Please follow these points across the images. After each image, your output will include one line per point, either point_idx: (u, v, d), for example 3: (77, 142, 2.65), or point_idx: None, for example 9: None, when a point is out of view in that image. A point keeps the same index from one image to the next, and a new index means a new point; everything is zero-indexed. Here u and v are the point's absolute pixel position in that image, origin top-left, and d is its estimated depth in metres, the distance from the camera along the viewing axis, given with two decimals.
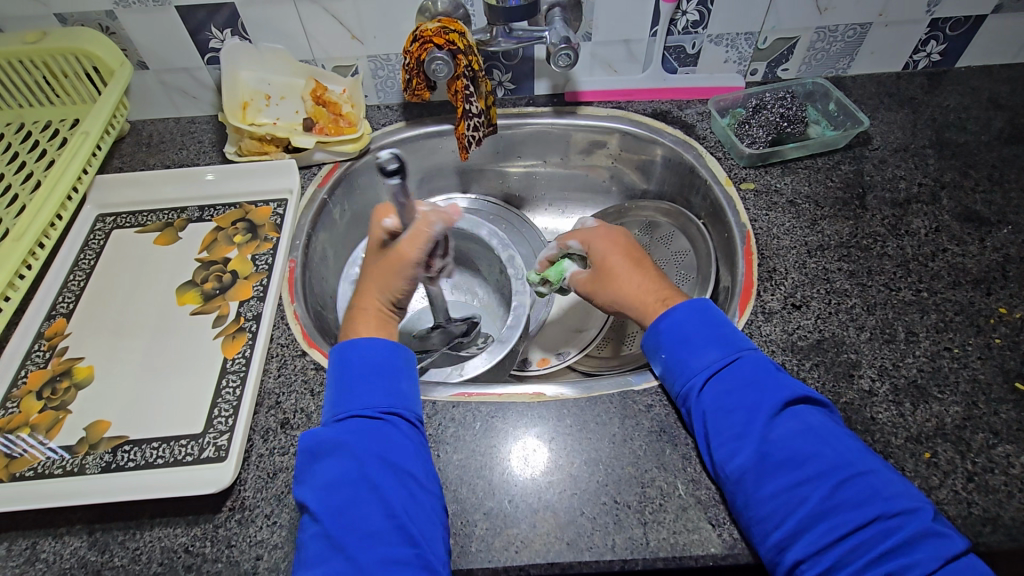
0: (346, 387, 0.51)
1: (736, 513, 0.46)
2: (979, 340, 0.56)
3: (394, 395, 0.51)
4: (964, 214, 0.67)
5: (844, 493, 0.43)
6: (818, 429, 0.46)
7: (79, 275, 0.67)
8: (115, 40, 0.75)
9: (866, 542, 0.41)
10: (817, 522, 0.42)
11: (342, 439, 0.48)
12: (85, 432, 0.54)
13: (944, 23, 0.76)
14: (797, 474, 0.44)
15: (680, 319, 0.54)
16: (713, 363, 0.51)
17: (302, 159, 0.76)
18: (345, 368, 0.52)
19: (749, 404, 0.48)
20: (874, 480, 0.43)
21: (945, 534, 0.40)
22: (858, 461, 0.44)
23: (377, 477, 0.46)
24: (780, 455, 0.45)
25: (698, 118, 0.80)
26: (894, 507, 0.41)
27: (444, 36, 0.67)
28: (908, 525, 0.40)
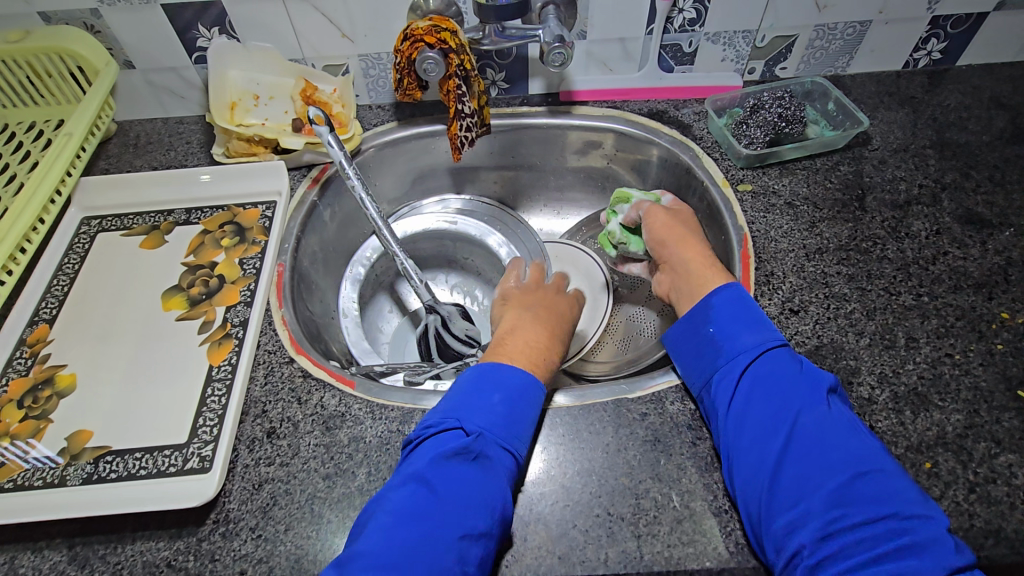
0: (508, 413, 0.49)
1: (742, 499, 0.45)
2: (980, 346, 0.55)
3: (496, 415, 0.49)
4: (965, 216, 0.65)
5: (861, 486, 0.41)
6: (848, 424, 0.45)
7: (63, 280, 0.65)
8: (100, 40, 0.74)
9: (873, 537, 0.39)
10: (830, 509, 0.41)
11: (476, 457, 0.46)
12: (66, 442, 0.53)
13: (945, 20, 0.75)
14: (818, 462, 0.43)
15: (724, 305, 0.54)
16: (753, 348, 0.51)
17: (291, 161, 0.74)
18: (480, 381, 0.51)
19: (780, 391, 0.47)
20: (890, 479, 0.42)
21: (957, 545, 0.39)
22: (878, 458, 0.43)
23: (443, 487, 0.44)
24: (805, 441, 0.44)
25: (695, 118, 0.78)
26: (909, 508, 0.40)
27: (436, 34, 0.66)
28: (918, 529, 0.39)
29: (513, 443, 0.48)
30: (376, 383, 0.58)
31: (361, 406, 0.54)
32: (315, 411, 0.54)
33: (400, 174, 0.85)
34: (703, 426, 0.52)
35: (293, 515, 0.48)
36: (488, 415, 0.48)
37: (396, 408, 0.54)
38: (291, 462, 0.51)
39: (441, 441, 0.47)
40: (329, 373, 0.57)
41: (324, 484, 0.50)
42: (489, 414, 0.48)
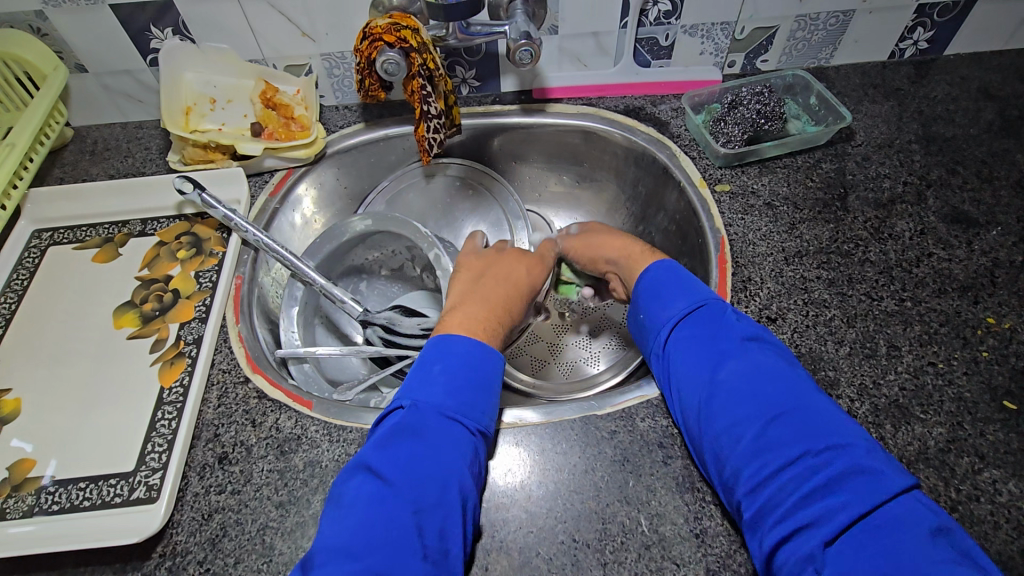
0: (450, 383, 0.47)
1: (698, 457, 0.46)
2: (965, 353, 0.53)
3: (458, 392, 0.46)
4: (950, 215, 0.63)
5: (777, 432, 0.41)
6: (766, 367, 0.45)
7: (10, 298, 0.63)
8: (47, 43, 0.70)
9: (794, 480, 0.40)
10: (758, 459, 0.41)
11: (424, 432, 0.43)
12: (7, 472, 0.51)
13: (931, 8, 0.72)
14: (738, 413, 0.43)
15: (651, 278, 0.55)
16: (679, 312, 0.51)
17: (251, 167, 0.71)
18: (439, 355, 0.49)
19: (703, 350, 0.48)
20: (810, 417, 0.42)
21: (877, 472, 0.38)
22: (797, 400, 0.43)
23: (414, 469, 0.41)
24: (725, 394, 0.45)
25: (673, 115, 0.75)
26: (825, 443, 0.40)
27: (396, 33, 0.62)
28: (836, 461, 0.39)
29: (466, 415, 0.45)
30: (336, 402, 0.56)
31: (318, 428, 0.52)
32: (269, 435, 0.52)
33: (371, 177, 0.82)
34: (674, 444, 0.50)
35: (243, 547, 0.46)
36: (427, 387, 0.46)
37: (355, 429, 0.52)
38: (242, 489, 0.49)
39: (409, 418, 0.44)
40: (287, 393, 0.55)
41: (277, 514, 0.47)
42: (428, 386, 0.46)
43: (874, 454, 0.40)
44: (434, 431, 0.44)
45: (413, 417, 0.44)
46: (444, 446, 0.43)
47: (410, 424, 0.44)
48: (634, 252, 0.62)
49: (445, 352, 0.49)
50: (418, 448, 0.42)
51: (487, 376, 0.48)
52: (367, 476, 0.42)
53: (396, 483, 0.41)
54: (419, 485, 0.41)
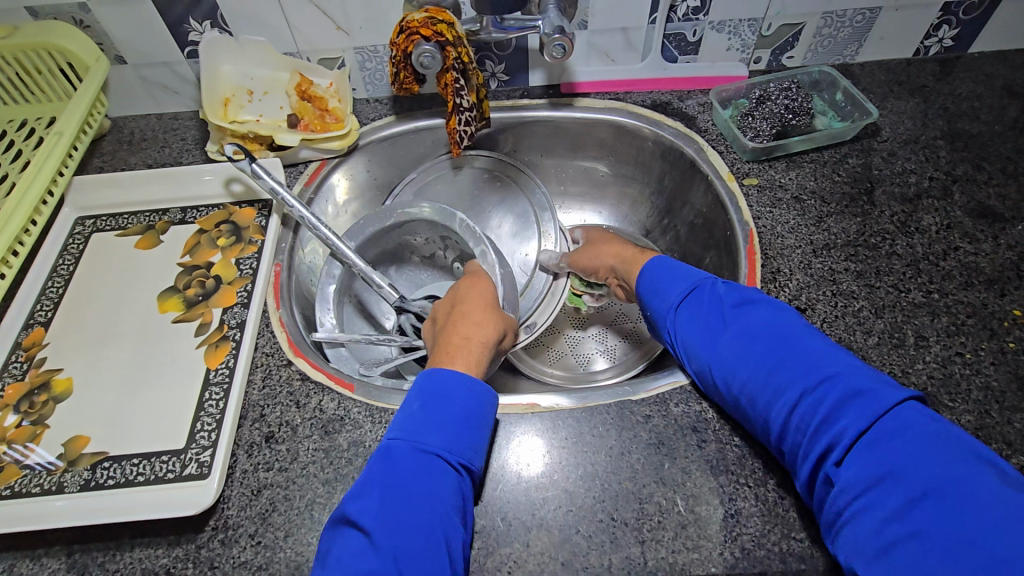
0: (427, 417, 0.46)
1: (736, 415, 0.50)
2: (992, 344, 0.54)
3: (437, 432, 0.46)
4: (976, 210, 0.64)
5: (777, 378, 0.45)
6: (755, 326, 0.48)
7: (57, 282, 0.64)
8: (90, 34, 0.72)
9: (802, 420, 0.43)
10: (772, 409, 0.45)
11: (400, 475, 0.43)
12: (63, 448, 0.53)
13: (958, 6, 0.73)
14: (742, 371, 0.47)
15: (648, 270, 0.59)
16: (678, 295, 0.55)
17: (287, 157, 0.73)
18: (421, 393, 0.48)
19: (704, 322, 0.51)
20: (803, 359, 0.45)
21: (870, 391, 0.41)
22: (787, 345, 0.46)
23: (397, 516, 0.41)
24: (727, 359, 0.48)
25: (699, 110, 0.76)
26: (817, 377, 0.43)
27: (432, 27, 0.64)
28: (832, 391, 0.42)
29: (445, 449, 0.45)
30: (376, 385, 0.57)
31: (360, 410, 0.53)
32: (313, 416, 0.53)
33: (400, 169, 0.83)
34: (708, 428, 0.51)
35: (293, 521, 0.48)
36: (405, 428, 0.46)
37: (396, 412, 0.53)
38: (290, 467, 0.50)
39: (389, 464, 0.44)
40: (328, 375, 0.56)
41: (324, 490, 0.49)
42: (411, 426, 0.46)
43: (867, 377, 0.43)
44: (414, 474, 0.43)
45: (387, 460, 0.44)
46: (423, 484, 0.43)
47: (384, 468, 0.44)
48: (629, 255, 0.66)
49: (423, 387, 0.49)
50: (394, 489, 0.42)
51: (472, 408, 0.48)
52: (352, 528, 0.41)
53: (374, 530, 0.40)
54: (396, 532, 0.40)
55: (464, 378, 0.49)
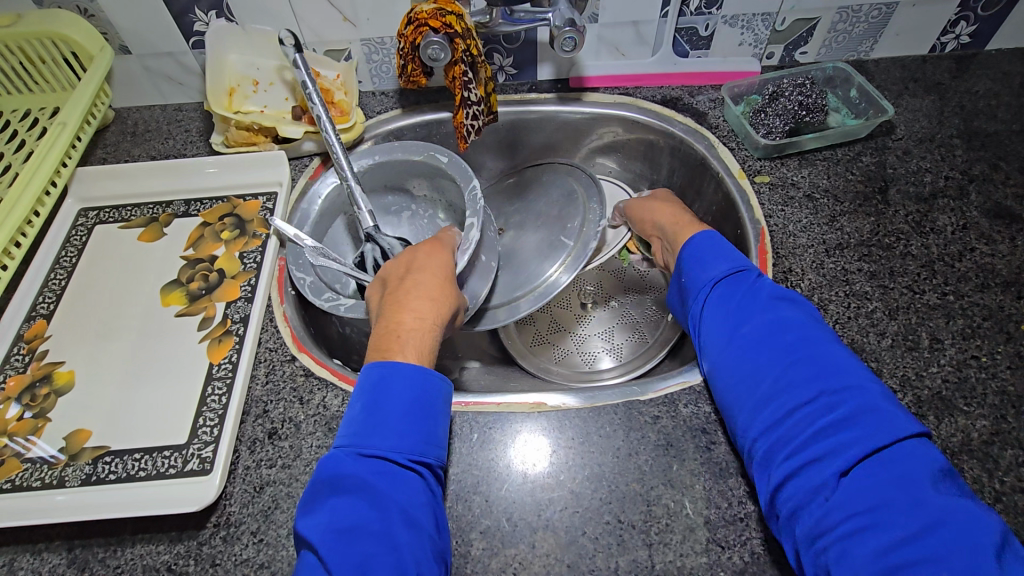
0: (370, 418, 0.45)
1: (719, 405, 0.49)
2: (1009, 348, 0.53)
3: (387, 433, 0.44)
4: (993, 211, 0.63)
5: (795, 375, 0.45)
6: (787, 321, 0.48)
7: (60, 274, 0.64)
8: (94, 24, 0.71)
9: (808, 418, 0.43)
10: (776, 402, 0.44)
11: (347, 482, 0.42)
12: (64, 442, 0.52)
13: (976, 2, 0.71)
14: (759, 361, 0.47)
15: (693, 243, 0.57)
16: (719, 273, 0.53)
17: (292, 150, 0.72)
18: (371, 390, 0.46)
19: (731, 305, 0.51)
20: (829, 364, 0.45)
21: (887, 412, 0.41)
22: (815, 348, 0.46)
23: (353, 525, 0.40)
24: (745, 345, 0.48)
25: (710, 106, 0.75)
26: (838, 385, 0.43)
27: (441, 18, 0.62)
28: (851, 399, 0.42)
29: (393, 448, 0.44)
30: None
31: None
32: (317, 412, 0.53)
33: None
34: (717, 430, 0.50)
35: (296, 519, 0.47)
36: (349, 432, 0.45)
37: None
38: (293, 464, 0.50)
39: (339, 468, 0.43)
40: (332, 371, 0.56)
41: None
42: (359, 426, 0.45)
43: (886, 398, 0.43)
44: (363, 478, 0.42)
45: (332, 467, 0.43)
46: (377, 491, 0.42)
47: (329, 477, 0.43)
48: (684, 223, 0.63)
49: (365, 383, 0.47)
50: (347, 496, 0.42)
51: (418, 397, 0.46)
52: (306, 545, 0.41)
53: (325, 544, 0.40)
54: (348, 544, 0.40)
55: (413, 367, 0.47)
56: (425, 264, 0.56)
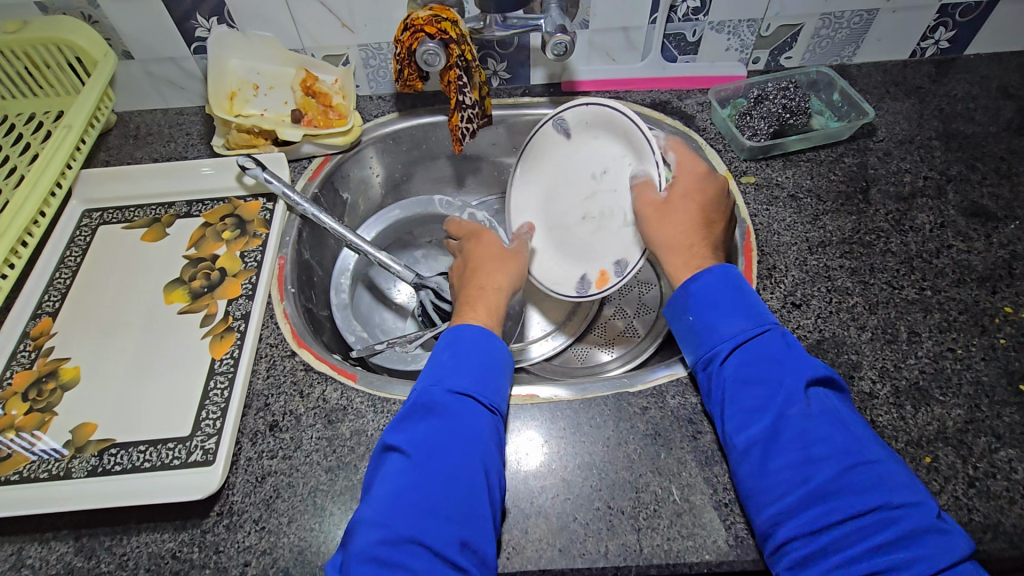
0: (458, 360, 0.51)
1: (741, 488, 0.46)
2: (983, 340, 0.55)
3: (478, 380, 0.50)
4: (970, 209, 0.65)
5: (852, 477, 0.41)
6: (835, 416, 0.45)
7: (65, 273, 0.66)
8: (98, 30, 0.73)
9: (864, 530, 0.40)
10: (821, 498, 0.41)
11: (441, 409, 0.47)
12: (71, 435, 0.54)
13: (954, 8, 0.73)
14: (808, 452, 0.43)
15: (711, 284, 0.54)
16: (743, 336, 0.50)
17: (292, 152, 0.74)
18: (457, 344, 0.52)
19: (770, 378, 0.47)
20: (882, 469, 0.42)
21: (947, 529, 0.39)
22: (867, 448, 0.43)
23: (445, 451, 0.44)
24: (789, 430, 0.44)
25: (698, 109, 0.77)
26: (898, 497, 0.40)
27: (436, 24, 0.64)
28: (910, 518, 0.39)
29: (480, 392, 0.49)
30: (378, 375, 0.58)
31: (363, 400, 0.55)
32: (317, 405, 0.54)
33: (402, 165, 0.84)
34: (703, 420, 0.52)
35: (296, 507, 0.49)
36: (438, 371, 0.50)
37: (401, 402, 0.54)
38: (294, 455, 0.52)
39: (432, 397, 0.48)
40: (332, 366, 0.57)
41: (326, 477, 0.50)
42: (449, 368, 0.50)
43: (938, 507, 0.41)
44: (452, 407, 0.47)
45: (426, 396, 0.48)
46: (462, 418, 0.47)
47: (425, 402, 0.48)
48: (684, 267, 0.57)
49: (449, 335, 0.53)
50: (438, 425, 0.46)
51: (497, 352, 0.53)
52: (395, 453, 0.45)
53: (416, 455, 0.44)
54: (433, 459, 0.44)
55: (479, 331, 0.53)
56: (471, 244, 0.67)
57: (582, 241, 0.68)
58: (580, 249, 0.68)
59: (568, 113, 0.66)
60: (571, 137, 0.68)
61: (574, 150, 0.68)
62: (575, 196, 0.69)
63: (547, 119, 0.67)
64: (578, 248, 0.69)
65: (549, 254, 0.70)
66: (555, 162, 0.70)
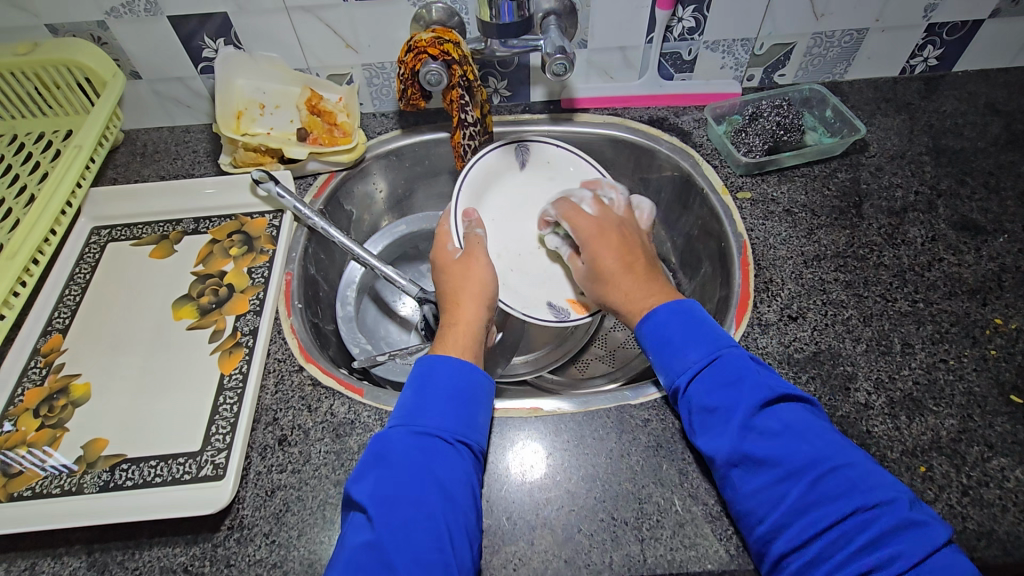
0: (418, 400, 0.51)
1: (731, 507, 0.47)
2: (974, 351, 0.57)
3: (451, 417, 0.50)
4: (960, 223, 0.67)
5: (822, 488, 0.43)
6: (796, 427, 0.46)
7: (74, 290, 0.67)
8: (107, 51, 0.74)
9: (847, 534, 0.41)
10: (795, 515, 0.43)
11: (397, 454, 0.47)
12: (82, 450, 0.54)
13: (941, 28, 0.76)
14: (778, 470, 0.44)
15: (660, 321, 0.54)
16: (697, 361, 0.51)
17: (297, 170, 0.76)
18: (422, 380, 0.52)
19: (728, 404, 0.48)
20: (851, 472, 0.43)
21: (924, 522, 0.40)
22: (835, 454, 0.44)
23: (414, 496, 0.45)
24: (755, 451, 0.45)
25: (695, 125, 0.80)
26: (871, 499, 0.42)
27: (439, 46, 0.66)
28: (885, 516, 0.41)
29: (439, 427, 0.49)
30: (384, 389, 0.59)
31: (370, 414, 0.56)
32: (325, 419, 0.55)
33: (405, 181, 0.85)
34: None
35: (305, 520, 0.50)
36: (404, 409, 0.51)
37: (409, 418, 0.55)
38: (303, 468, 0.52)
39: (394, 443, 0.48)
40: (339, 380, 0.58)
41: (335, 490, 0.51)
42: (416, 408, 0.50)
43: (913, 503, 0.42)
44: (413, 451, 0.47)
45: (387, 439, 0.48)
46: (419, 463, 0.47)
47: (384, 448, 0.48)
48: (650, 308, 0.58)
49: (414, 373, 0.53)
50: (395, 470, 0.46)
51: (459, 386, 0.52)
52: (356, 510, 0.46)
53: (376, 511, 0.44)
54: (393, 508, 0.44)
55: (454, 363, 0.53)
56: (466, 261, 0.64)
57: (542, 270, 0.73)
58: (541, 276, 0.73)
59: (529, 146, 0.77)
60: (525, 167, 0.78)
61: (521, 185, 0.78)
62: (527, 230, 0.76)
63: (503, 144, 0.75)
64: (539, 278, 0.73)
65: (513, 278, 0.72)
66: (502, 193, 0.77)
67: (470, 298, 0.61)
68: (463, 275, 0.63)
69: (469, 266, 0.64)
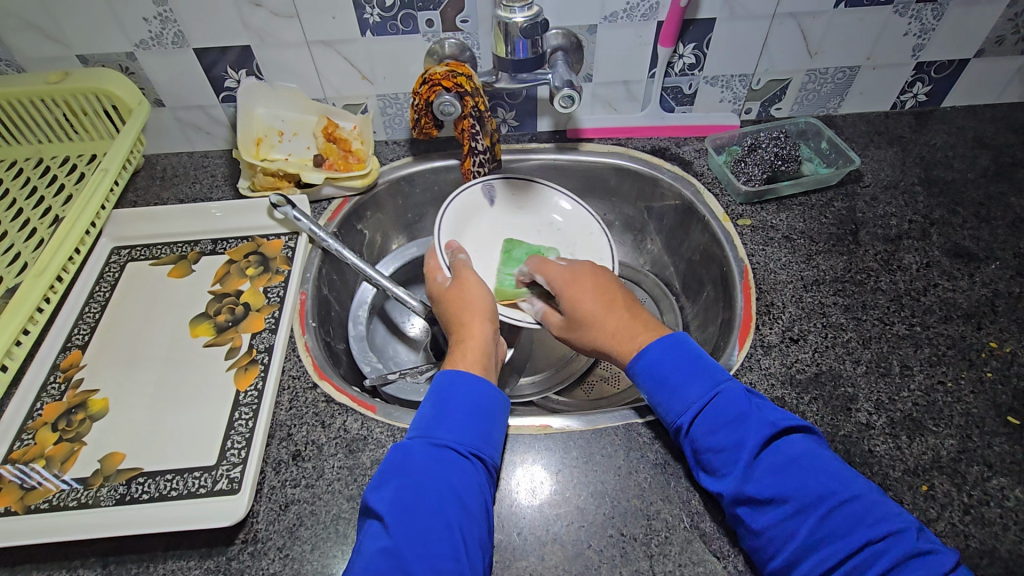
0: (439, 413, 0.52)
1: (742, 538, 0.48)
2: (971, 373, 0.58)
3: (471, 432, 0.51)
4: (953, 250, 0.69)
5: (831, 522, 0.43)
6: (801, 461, 0.47)
7: (95, 307, 0.68)
8: (133, 80, 0.78)
9: (858, 565, 0.42)
10: (808, 552, 0.43)
11: (416, 465, 0.48)
12: (99, 465, 0.55)
13: (929, 66, 0.80)
14: (785, 508, 0.45)
15: (654, 359, 0.54)
16: (696, 401, 0.51)
17: (313, 194, 0.79)
18: (442, 393, 0.54)
19: (731, 444, 0.48)
20: (857, 506, 0.44)
21: (932, 552, 0.41)
22: (839, 488, 0.45)
23: (433, 506, 0.46)
24: (764, 489, 0.46)
25: (696, 155, 0.83)
26: (879, 531, 0.42)
27: (452, 79, 0.70)
28: (895, 548, 0.41)
29: (457, 441, 0.50)
30: (396, 406, 0.60)
31: (382, 430, 0.57)
32: (338, 435, 0.57)
33: (415, 206, 0.88)
34: None
35: (319, 535, 0.50)
36: (424, 420, 0.52)
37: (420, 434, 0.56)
38: (316, 483, 0.53)
39: (413, 456, 0.49)
40: (352, 398, 0.60)
41: (349, 505, 0.52)
42: (433, 424, 0.51)
43: (922, 532, 0.43)
44: (430, 462, 0.48)
45: (406, 452, 0.49)
46: (438, 476, 0.48)
47: (401, 460, 0.49)
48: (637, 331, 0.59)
49: (433, 388, 0.54)
50: (415, 480, 0.47)
51: (478, 402, 0.53)
52: (373, 517, 0.47)
53: (393, 521, 0.45)
54: (411, 518, 0.45)
55: (472, 381, 0.54)
56: (455, 289, 0.66)
57: None
58: None
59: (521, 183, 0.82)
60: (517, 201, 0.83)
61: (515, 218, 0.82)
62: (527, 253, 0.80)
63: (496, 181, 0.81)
64: None
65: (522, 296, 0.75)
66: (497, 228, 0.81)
67: (474, 317, 0.63)
68: (459, 300, 0.65)
69: (462, 291, 0.65)
